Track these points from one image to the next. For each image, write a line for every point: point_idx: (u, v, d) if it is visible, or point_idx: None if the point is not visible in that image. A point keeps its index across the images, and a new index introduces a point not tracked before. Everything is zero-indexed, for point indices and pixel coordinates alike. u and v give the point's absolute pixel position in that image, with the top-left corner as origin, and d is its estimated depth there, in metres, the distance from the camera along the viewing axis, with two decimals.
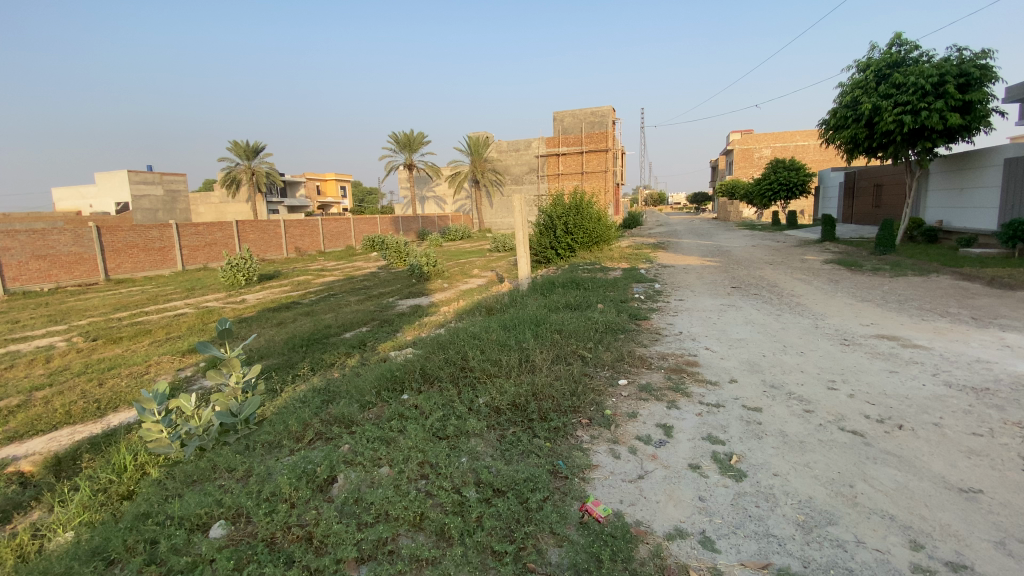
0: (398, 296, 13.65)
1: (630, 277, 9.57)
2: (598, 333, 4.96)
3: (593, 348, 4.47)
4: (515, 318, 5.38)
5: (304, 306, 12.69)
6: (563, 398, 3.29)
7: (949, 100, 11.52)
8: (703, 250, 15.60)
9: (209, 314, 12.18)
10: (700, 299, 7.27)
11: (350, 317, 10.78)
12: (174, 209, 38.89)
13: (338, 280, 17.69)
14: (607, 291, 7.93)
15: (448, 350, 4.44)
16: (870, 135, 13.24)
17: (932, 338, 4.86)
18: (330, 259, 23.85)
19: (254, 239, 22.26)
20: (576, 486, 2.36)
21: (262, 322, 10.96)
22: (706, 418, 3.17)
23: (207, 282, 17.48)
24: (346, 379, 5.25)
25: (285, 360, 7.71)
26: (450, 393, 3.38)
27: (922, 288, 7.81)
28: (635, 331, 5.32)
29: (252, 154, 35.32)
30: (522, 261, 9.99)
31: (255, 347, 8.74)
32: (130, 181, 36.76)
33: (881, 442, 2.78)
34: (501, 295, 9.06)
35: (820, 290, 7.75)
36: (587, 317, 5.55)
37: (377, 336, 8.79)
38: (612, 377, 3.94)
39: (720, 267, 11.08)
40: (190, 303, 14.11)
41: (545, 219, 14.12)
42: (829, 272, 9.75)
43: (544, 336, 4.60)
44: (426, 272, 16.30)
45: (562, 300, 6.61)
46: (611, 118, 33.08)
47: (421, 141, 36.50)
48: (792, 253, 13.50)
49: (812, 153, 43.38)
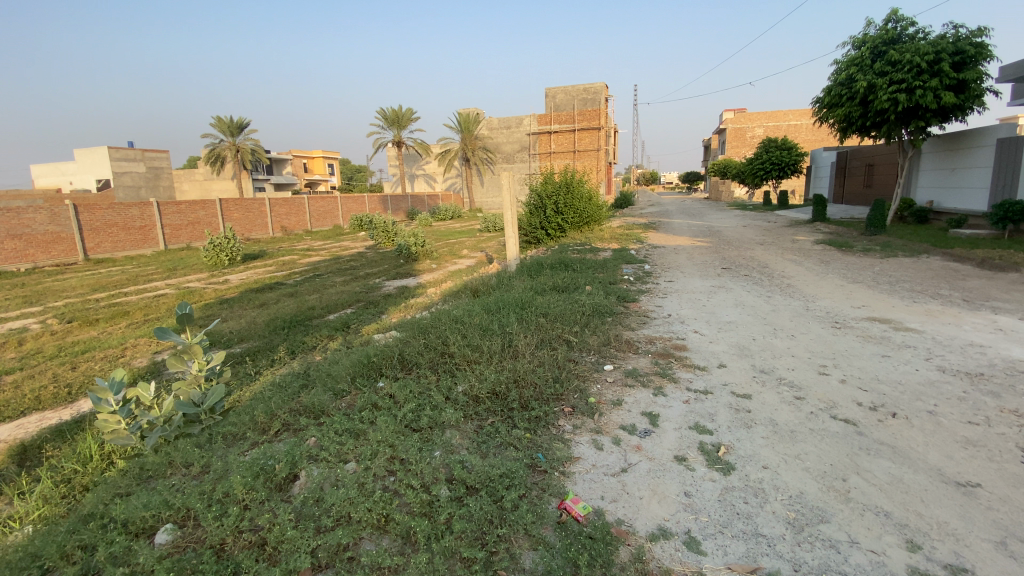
0: (385, 277, 13.41)
1: (620, 258, 9.41)
2: (585, 316, 4.81)
3: (578, 333, 4.32)
4: (501, 301, 5.20)
5: (288, 287, 12.40)
6: (546, 386, 3.15)
7: (944, 78, 11.34)
8: (693, 230, 15.48)
9: (190, 295, 11.87)
10: (690, 280, 7.14)
11: (335, 299, 10.54)
12: (157, 186, 37.96)
13: (325, 260, 17.37)
14: (595, 272, 7.77)
15: (429, 334, 4.28)
16: (864, 114, 13.05)
17: (924, 321, 4.77)
18: (317, 238, 23.45)
19: (239, 217, 21.74)
20: (554, 481, 2.23)
21: (244, 304, 10.68)
22: (693, 405, 3.05)
23: (190, 262, 17.09)
24: (328, 363, 5.08)
25: (266, 343, 7.51)
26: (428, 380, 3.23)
27: (913, 269, 7.73)
28: (622, 315, 5.18)
29: (236, 130, 34.37)
30: (511, 242, 9.77)
31: (235, 330, 8.49)
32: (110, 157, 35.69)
33: (874, 432, 2.68)
34: (489, 276, 8.85)
35: (811, 271, 7.65)
36: (575, 299, 5.40)
37: (363, 318, 8.56)
38: (598, 362, 3.81)
39: (711, 248, 10.96)
40: (172, 283, 13.77)
41: (535, 198, 13.85)
42: (820, 254, 9.65)
43: (529, 320, 4.44)
44: (414, 252, 16.03)
45: (549, 282, 6.43)
46: (604, 95, 32.69)
47: (411, 118, 35.75)
48: (783, 234, 13.39)
49: (805, 132, 43.15)
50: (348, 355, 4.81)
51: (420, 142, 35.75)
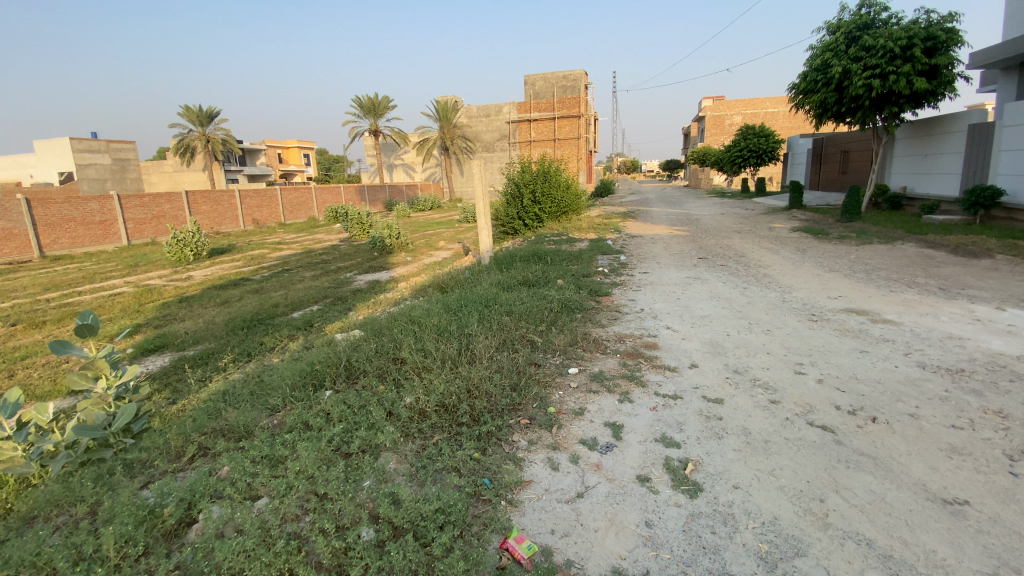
0: (356, 271, 12.96)
1: (595, 249, 9.15)
2: (553, 314, 4.51)
3: (544, 332, 4.04)
4: (466, 299, 4.88)
5: (253, 283, 11.88)
6: (502, 394, 2.86)
7: (916, 64, 11.30)
8: (672, 219, 15.32)
9: (150, 293, 11.28)
10: (665, 272, 6.92)
11: (301, 295, 10.09)
12: (125, 179, 36.58)
13: (295, 254, 16.81)
14: (569, 265, 7.49)
15: (384, 337, 3.96)
16: (839, 100, 12.96)
17: (901, 311, 4.62)
18: (290, 231, 22.75)
19: (207, 210, 20.91)
20: (498, 512, 1.95)
21: (206, 302, 10.18)
22: (661, 413, 2.80)
23: (153, 257, 16.37)
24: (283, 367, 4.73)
25: (222, 346, 7.09)
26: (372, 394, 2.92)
27: (888, 256, 7.63)
28: (594, 311, 4.91)
29: (206, 119, 33.12)
30: (483, 233, 9.42)
31: (193, 332, 8.03)
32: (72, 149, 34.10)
33: (854, 441, 2.46)
34: (461, 269, 8.52)
35: (787, 260, 7.49)
36: (544, 295, 5.11)
37: (327, 316, 8.16)
38: (563, 366, 3.52)
39: (688, 237, 10.79)
40: (131, 281, 13.11)
41: (511, 187, 13.47)
42: (796, 241, 9.53)
43: (491, 319, 4.12)
44: (389, 245, 15.58)
45: (519, 276, 6.14)
46: (583, 82, 32.30)
47: (387, 106, 34.87)
48: (760, 221, 13.30)
49: (781, 120, 43.55)
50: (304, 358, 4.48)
51: (397, 131, 34.93)
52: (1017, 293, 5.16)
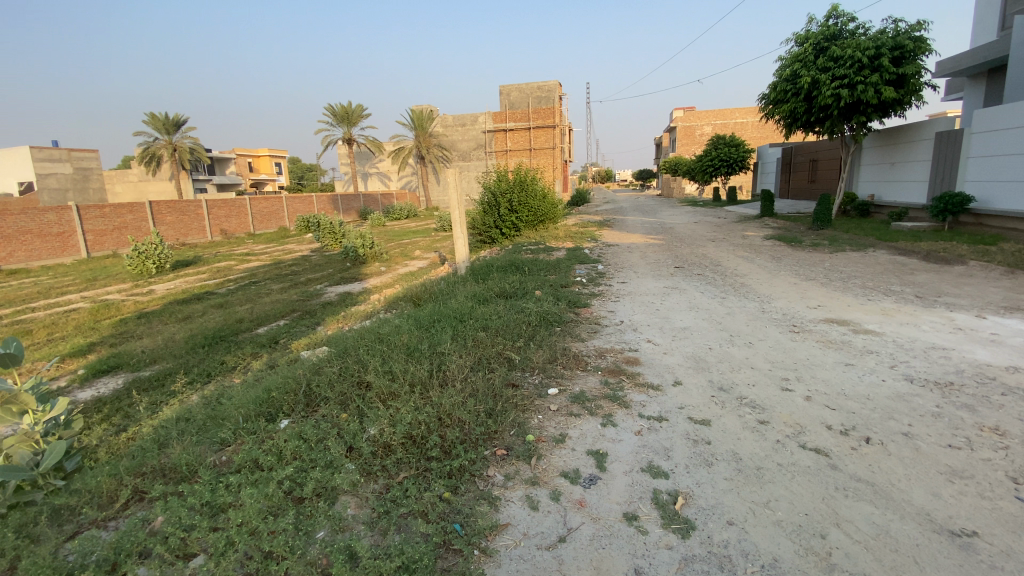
0: (327, 283, 12.56)
1: (573, 258, 9.03)
2: (530, 328, 4.31)
3: (521, 349, 3.82)
4: (439, 313, 4.63)
5: (219, 297, 11.38)
6: (476, 422, 2.64)
7: (885, 73, 11.65)
8: (647, 227, 15.39)
9: (107, 308, 10.67)
10: (643, 281, 6.83)
11: (268, 309, 9.67)
12: (86, 188, 35.12)
13: (265, 265, 16.27)
14: (547, 275, 7.34)
15: (351, 357, 3.68)
16: (808, 109, 13.25)
17: (882, 321, 4.60)
18: (260, 241, 22.09)
19: (172, 221, 20.11)
20: (471, 566, 1.74)
21: (167, 318, 9.66)
22: (646, 438, 2.62)
23: (113, 270, 15.61)
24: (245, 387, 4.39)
25: (181, 365, 6.66)
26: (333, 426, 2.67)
27: (861, 264, 7.73)
28: (573, 324, 4.73)
29: (173, 127, 32.10)
30: (459, 243, 9.20)
31: (150, 350, 7.56)
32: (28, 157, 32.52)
33: (850, 466, 2.33)
34: (436, 280, 8.28)
35: (764, 268, 7.50)
36: (521, 308, 4.90)
37: (295, 331, 7.80)
38: (542, 385, 3.32)
39: (664, 245, 10.78)
40: (87, 295, 12.42)
41: (488, 196, 13.29)
42: (771, 249, 9.61)
43: (466, 335, 3.89)
44: (362, 255, 15.19)
45: (496, 287, 5.94)
46: (558, 92, 32.51)
47: (361, 114, 34.43)
48: (734, 229, 13.44)
49: (750, 131, 44.73)
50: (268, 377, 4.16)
51: (371, 139, 34.50)
52: (991, 300, 5.22)
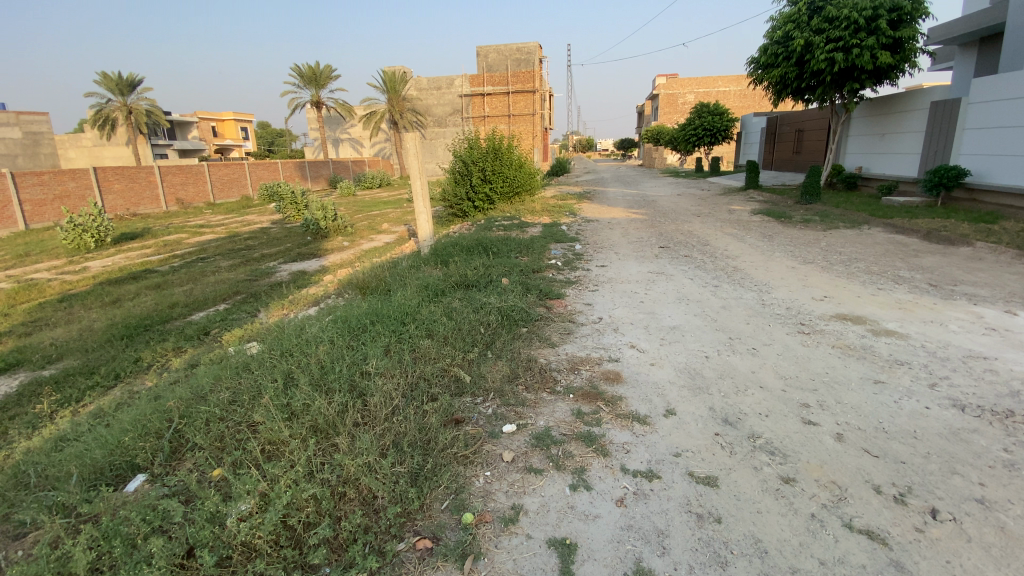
0: (283, 259, 11.46)
1: (548, 236, 8.18)
2: (489, 332, 3.49)
3: (475, 364, 3.01)
4: (379, 310, 3.75)
5: (157, 277, 10.22)
6: (391, 498, 1.88)
7: (881, 37, 10.85)
8: (629, 200, 14.61)
9: (27, 289, 9.43)
10: (625, 265, 6.05)
11: (209, 292, 8.65)
12: (36, 153, 32.51)
13: (218, 239, 15.00)
14: (517, 257, 6.51)
15: (251, 375, 2.86)
16: (799, 75, 12.43)
17: (902, 318, 3.92)
18: (219, 211, 20.54)
19: (121, 189, 18.42)
20: None
21: (92, 302, 8.51)
22: (633, 512, 1.87)
23: (49, 244, 14.17)
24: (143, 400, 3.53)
25: (89, 362, 5.68)
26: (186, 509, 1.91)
27: (858, 244, 7.10)
28: (542, 323, 3.91)
29: (126, 88, 29.60)
30: (422, 219, 8.23)
31: (61, 342, 6.48)
32: None
33: (919, 564, 1.64)
34: (395, 261, 7.35)
35: (755, 248, 6.80)
36: (480, 304, 4.05)
37: (231, 321, 6.83)
38: (496, 418, 2.53)
39: (647, 220, 10.03)
40: (10, 274, 11.07)
41: (459, 165, 12.20)
42: (760, 226, 8.92)
43: (405, 347, 3.06)
44: (325, 228, 14.03)
45: (456, 273, 5.08)
46: (539, 55, 30.86)
47: (330, 76, 32.28)
48: (719, 203, 12.70)
49: (733, 99, 43.88)
50: (163, 395, 3.32)
51: (341, 102, 32.50)
52: (1015, 290, 4.61)
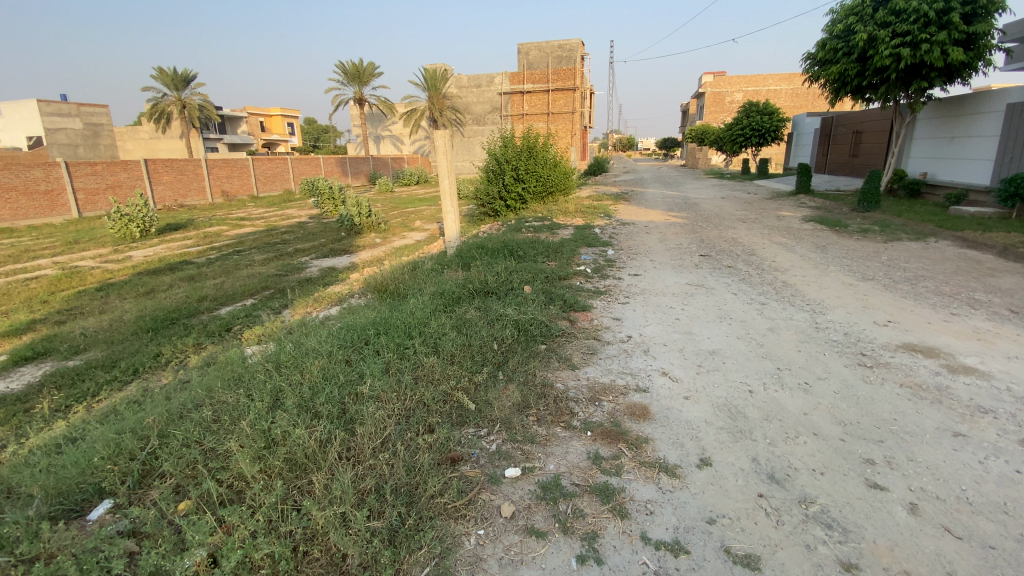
0: (314, 255, 11.51)
1: (579, 240, 7.79)
2: (503, 350, 3.17)
3: (482, 388, 2.70)
4: (387, 319, 3.48)
5: (192, 268, 10.40)
6: (362, 560, 1.60)
7: (953, 31, 9.87)
8: (669, 202, 13.99)
9: (71, 277, 9.75)
10: (659, 275, 5.62)
11: (238, 286, 8.68)
12: (99, 145, 34.27)
13: (255, 231, 15.29)
14: (545, 262, 6.17)
15: (242, 389, 2.65)
16: (860, 72, 11.53)
17: (982, 352, 3.36)
18: (260, 205, 21.04)
19: (169, 180, 19.07)
20: None
21: (127, 292, 8.69)
22: None
23: (99, 232, 14.77)
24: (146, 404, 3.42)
25: (111, 355, 5.70)
26: (136, 557, 1.70)
27: (925, 258, 6.39)
28: (563, 340, 3.56)
29: (181, 84, 30.84)
30: (449, 219, 7.98)
31: (91, 332, 6.57)
32: (42, 111, 31.35)
33: None
34: (419, 261, 7.13)
35: (806, 260, 6.22)
36: (496, 315, 3.73)
37: (254, 317, 6.77)
38: (498, 457, 2.21)
39: (686, 225, 9.50)
40: (58, 260, 11.53)
41: (492, 163, 11.92)
42: (812, 235, 8.24)
43: (407, 366, 2.78)
44: (358, 225, 14.05)
45: (477, 279, 4.80)
46: (580, 52, 30.26)
47: (372, 73, 32.70)
48: (766, 208, 11.94)
49: (784, 99, 41.94)
50: (162, 402, 3.20)
51: (382, 99, 32.88)
52: None
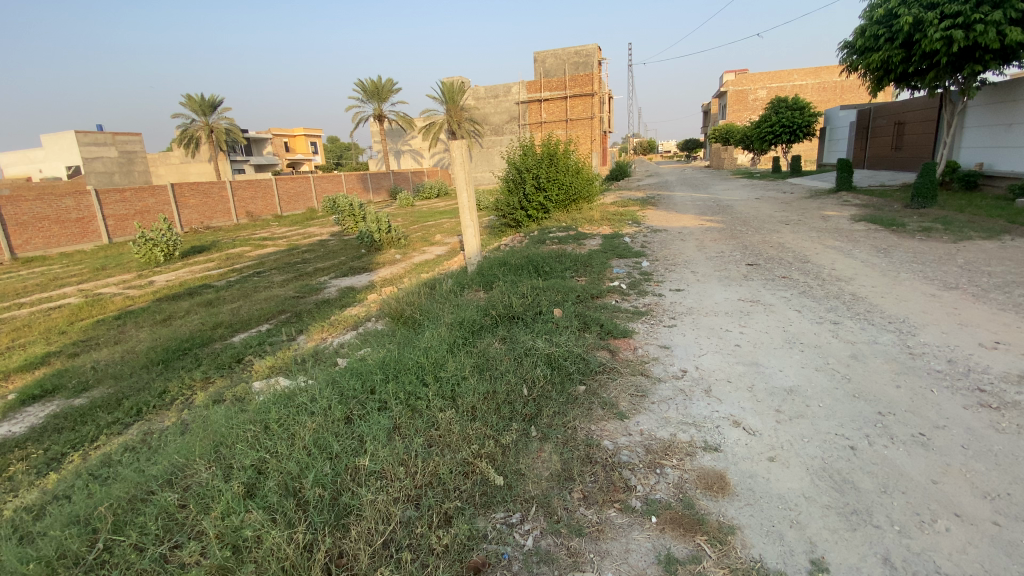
0: (333, 274, 11.21)
1: (609, 251, 7.21)
2: (534, 398, 2.62)
3: (511, 452, 2.17)
4: (397, 357, 2.98)
5: (211, 293, 10.19)
6: None
7: (1010, 10, 9.00)
8: (700, 205, 13.29)
9: (92, 305, 9.63)
10: (705, 289, 5.01)
11: (255, 310, 8.37)
12: (132, 172, 35.19)
13: (277, 251, 15.19)
14: (574, 278, 5.63)
15: (220, 457, 2.18)
16: (905, 59, 10.66)
17: None
18: (284, 224, 21.08)
19: (195, 204, 19.24)
20: None
21: (144, 320, 8.47)
22: None
23: (126, 258, 14.85)
24: (133, 460, 3.01)
25: (118, 392, 5.37)
26: None
27: (1009, 260, 5.59)
28: (605, 377, 2.99)
29: (208, 109, 31.51)
30: (468, 233, 7.52)
31: (102, 366, 6.28)
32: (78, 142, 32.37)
33: None
34: (438, 280, 6.67)
35: (869, 266, 5.53)
36: (524, 349, 3.20)
37: (268, 345, 6.39)
38: (537, 560, 1.67)
39: (724, 230, 8.82)
40: (83, 288, 11.50)
41: (512, 172, 11.44)
42: (866, 236, 7.48)
43: (419, 425, 2.26)
44: (378, 241, 13.74)
45: (501, 302, 4.27)
46: (598, 57, 29.74)
47: (391, 89, 32.88)
48: (808, 208, 11.14)
49: (810, 94, 40.56)
50: (149, 460, 2.78)
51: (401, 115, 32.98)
52: None
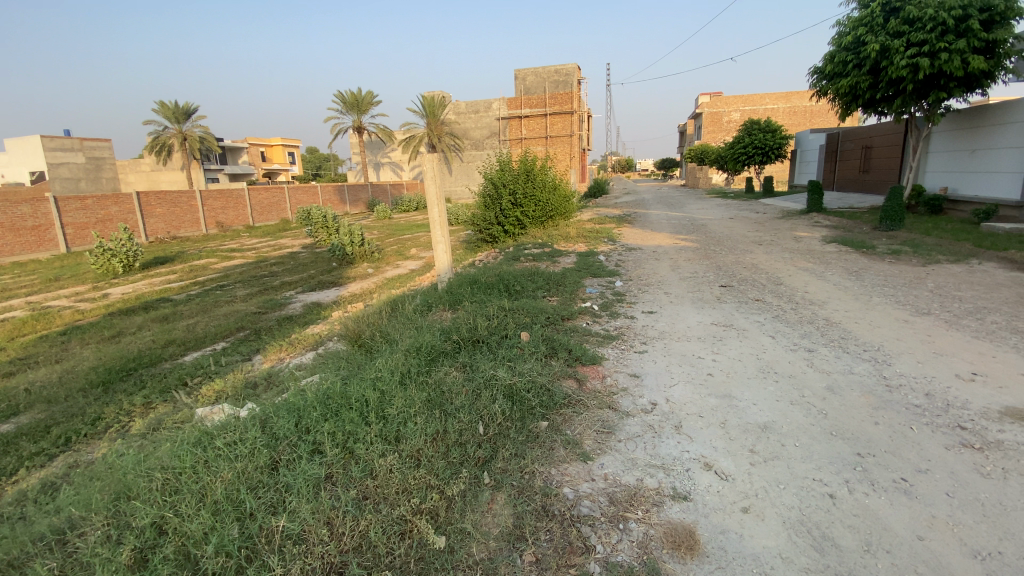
0: (302, 288, 10.81)
1: (583, 269, 7.06)
2: (490, 439, 2.37)
3: (456, 507, 1.92)
4: (343, 387, 2.71)
5: (169, 307, 9.68)
6: None
7: (971, 40, 9.30)
8: (676, 223, 13.34)
9: (38, 319, 9.04)
10: (679, 312, 4.86)
11: (213, 326, 7.93)
12: (99, 178, 33.99)
13: (244, 264, 14.67)
14: (546, 298, 5.44)
15: (120, 510, 1.87)
16: (872, 84, 10.93)
17: None
18: (255, 235, 20.48)
19: (162, 213, 18.55)
20: None
21: (92, 336, 7.94)
22: None
23: (82, 268, 14.13)
24: (39, 502, 2.66)
25: (48, 417, 4.90)
26: None
27: (977, 284, 5.62)
28: (570, 412, 2.77)
29: (182, 116, 30.74)
30: (440, 249, 7.29)
31: (38, 387, 5.79)
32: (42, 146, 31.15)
33: None
34: (406, 298, 6.39)
35: (842, 290, 5.48)
36: (485, 378, 2.95)
37: (222, 365, 6.00)
38: None
39: (699, 250, 8.78)
40: (31, 301, 10.83)
41: (488, 187, 11.28)
42: (838, 258, 7.50)
43: (353, 473, 2.00)
44: (351, 254, 13.37)
45: (466, 324, 4.03)
46: (578, 76, 30.11)
47: (371, 102, 32.67)
48: (780, 228, 11.25)
49: (782, 118, 41.85)
50: (50, 503, 2.44)
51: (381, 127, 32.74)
52: None
